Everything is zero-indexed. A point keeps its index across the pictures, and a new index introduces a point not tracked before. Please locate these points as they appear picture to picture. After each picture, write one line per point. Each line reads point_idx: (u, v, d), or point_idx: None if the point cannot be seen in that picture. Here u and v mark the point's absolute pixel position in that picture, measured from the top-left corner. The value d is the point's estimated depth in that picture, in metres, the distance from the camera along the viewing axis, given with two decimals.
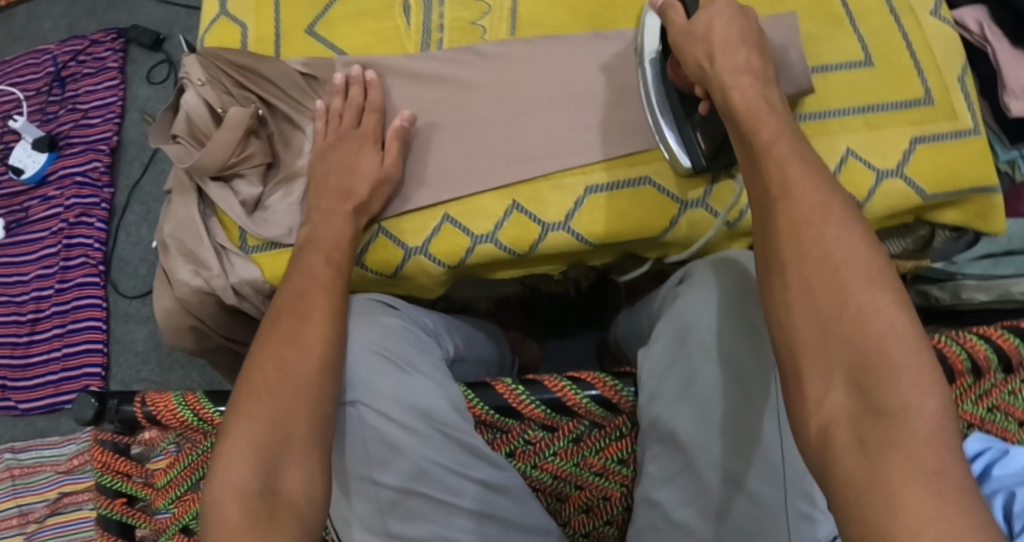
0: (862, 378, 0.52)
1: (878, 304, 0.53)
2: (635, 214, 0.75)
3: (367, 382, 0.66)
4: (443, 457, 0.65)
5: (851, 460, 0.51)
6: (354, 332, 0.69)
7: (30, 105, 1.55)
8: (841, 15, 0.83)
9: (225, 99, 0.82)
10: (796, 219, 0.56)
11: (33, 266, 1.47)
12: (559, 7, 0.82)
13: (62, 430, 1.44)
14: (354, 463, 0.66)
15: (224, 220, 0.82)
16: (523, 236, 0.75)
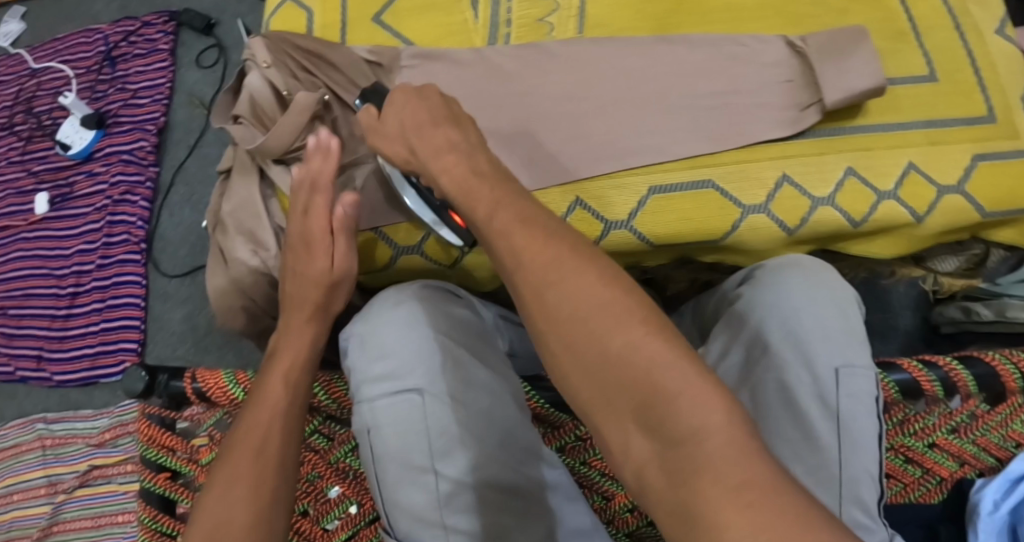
0: (647, 415, 0.51)
1: (633, 342, 0.52)
2: (696, 216, 0.75)
3: (432, 370, 0.66)
4: (504, 453, 0.66)
5: (662, 494, 0.50)
6: (418, 317, 0.68)
7: (80, 83, 1.57)
8: (907, 29, 0.83)
9: (291, 82, 0.83)
10: (537, 285, 0.54)
11: (76, 241, 1.49)
12: (627, 8, 0.83)
13: (96, 403, 1.45)
14: (413, 452, 0.65)
15: (283, 202, 0.83)
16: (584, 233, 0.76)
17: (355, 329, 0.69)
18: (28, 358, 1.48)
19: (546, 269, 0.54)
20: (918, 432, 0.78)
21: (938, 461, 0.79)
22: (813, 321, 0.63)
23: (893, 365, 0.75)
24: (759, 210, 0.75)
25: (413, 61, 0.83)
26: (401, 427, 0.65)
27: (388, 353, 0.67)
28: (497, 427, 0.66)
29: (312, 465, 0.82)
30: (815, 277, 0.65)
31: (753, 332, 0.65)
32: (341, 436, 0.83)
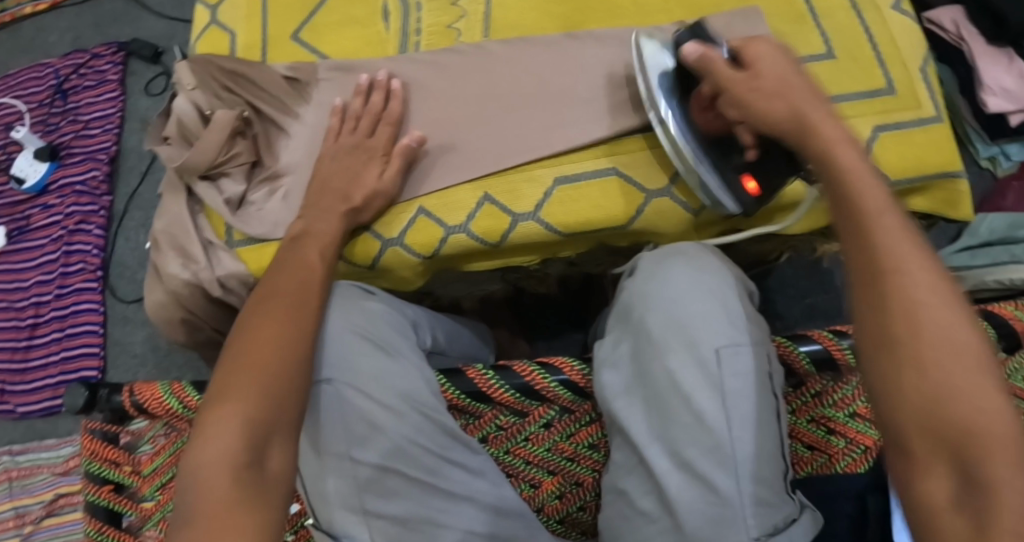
0: (965, 459, 0.53)
1: (983, 389, 0.54)
2: (603, 204, 0.76)
3: (344, 360, 0.68)
4: (421, 438, 0.68)
5: (955, 533, 0.52)
6: (334, 314, 0.70)
7: (33, 117, 1.59)
8: (806, 12, 0.86)
9: (214, 102, 0.85)
10: (911, 295, 0.57)
11: (34, 272, 1.50)
12: (533, 9, 0.86)
13: (60, 432, 1.48)
14: (331, 440, 0.65)
15: (211, 216, 0.85)
16: (495, 227, 0.77)
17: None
18: None
19: (912, 290, 0.57)
20: (838, 403, 0.78)
21: (861, 430, 0.77)
22: (697, 306, 0.65)
23: (805, 336, 0.78)
24: (663, 194, 0.77)
25: (330, 73, 0.85)
26: (313, 420, 0.66)
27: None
28: (414, 411, 0.68)
29: None
30: (694, 267, 0.68)
31: (639, 325, 0.67)
32: None
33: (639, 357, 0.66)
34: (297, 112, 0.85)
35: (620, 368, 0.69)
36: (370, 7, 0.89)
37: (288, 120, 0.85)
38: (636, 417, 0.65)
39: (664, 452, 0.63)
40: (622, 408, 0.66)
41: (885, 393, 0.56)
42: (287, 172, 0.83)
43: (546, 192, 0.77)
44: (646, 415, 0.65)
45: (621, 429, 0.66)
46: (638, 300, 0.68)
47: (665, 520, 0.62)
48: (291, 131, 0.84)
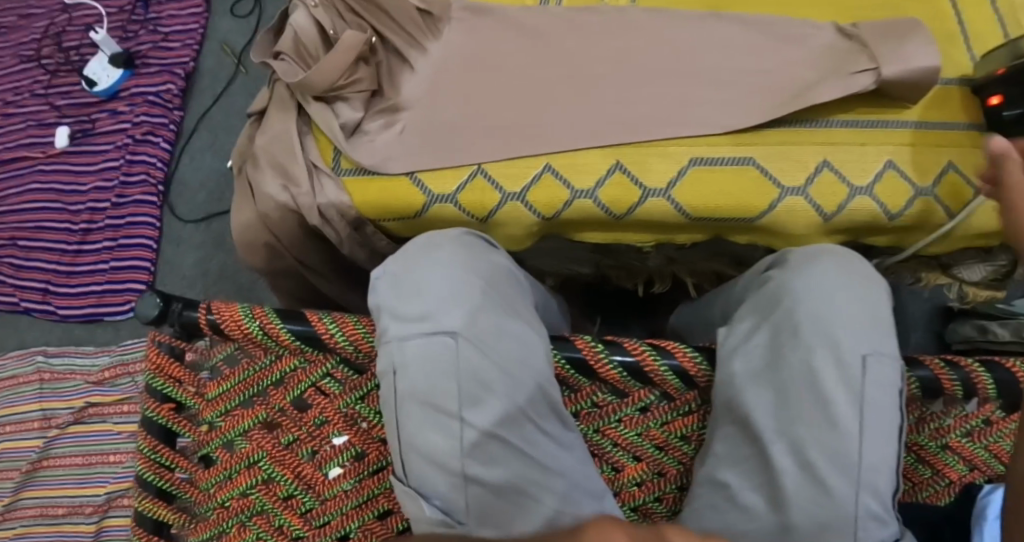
0: None
1: None
2: (736, 192, 0.73)
3: (471, 314, 0.66)
4: (532, 408, 0.67)
5: None
6: (464, 262, 0.69)
7: (113, 21, 1.57)
8: (954, 31, 0.83)
9: (338, 23, 0.82)
10: None
11: (94, 177, 1.49)
12: None
13: (97, 341, 1.45)
14: (446, 395, 0.65)
15: (319, 139, 0.82)
16: (621, 198, 0.74)
17: (387, 270, 0.70)
18: (34, 289, 1.50)
19: None
20: (932, 430, 0.78)
21: (948, 463, 0.78)
22: (846, 309, 0.65)
23: (915, 359, 0.77)
24: (798, 192, 0.74)
25: (462, 13, 0.83)
26: (433, 368, 0.65)
27: (417, 293, 0.67)
28: (529, 381, 0.66)
29: (322, 409, 0.82)
30: (845, 265, 0.67)
31: (784, 316, 0.66)
32: (353, 382, 0.81)
33: (774, 349, 0.66)
34: (418, 48, 0.82)
35: (749, 355, 0.68)
36: None
37: (412, 54, 0.82)
38: (763, 407, 0.65)
39: (787, 449, 0.63)
40: (749, 398, 0.66)
41: None
42: (406, 105, 0.80)
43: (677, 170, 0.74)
44: (774, 410, 0.65)
45: (742, 417, 0.66)
46: (785, 292, 0.67)
47: (771, 518, 0.64)
48: (415, 65, 0.81)
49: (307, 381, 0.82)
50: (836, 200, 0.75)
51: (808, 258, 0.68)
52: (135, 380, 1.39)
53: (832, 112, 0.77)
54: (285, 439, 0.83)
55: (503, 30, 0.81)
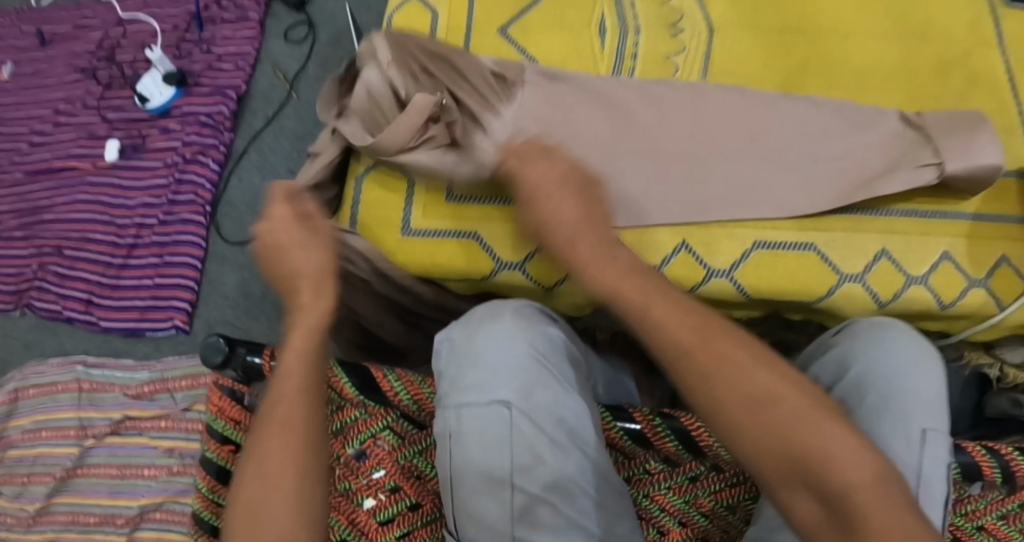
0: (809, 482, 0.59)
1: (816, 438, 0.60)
2: (799, 277, 0.76)
3: (522, 387, 0.72)
4: (580, 477, 0.71)
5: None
6: (521, 337, 0.74)
7: (167, 38, 1.60)
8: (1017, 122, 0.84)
9: (411, 83, 0.84)
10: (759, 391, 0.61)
11: (142, 193, 1.52)
12: (751, 61, 0.86)
13: (137, 355, 1.48)
14: (497, 462, 0.70)
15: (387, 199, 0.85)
16: (687, 277, 0.77)
17: (455, 338, 0.76)
18: (76, 300, 1.52)
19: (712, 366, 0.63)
20: (970, 513, 0.79)
21: None
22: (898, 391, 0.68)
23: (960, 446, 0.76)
24: (857, 280, 0.76)
25: (538, 78, 0.84)
26: (485, 435, 0.71)
27: (471, 365, 0.73)
28: (575, 450, 0.72)
29: (380, 459, 0.84)
30: (913, 339, 0.71)
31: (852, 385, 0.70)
32: (411, 436, 0.85)
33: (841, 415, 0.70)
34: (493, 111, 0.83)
35: None
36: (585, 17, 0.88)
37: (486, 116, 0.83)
38: None
39: None
40: None
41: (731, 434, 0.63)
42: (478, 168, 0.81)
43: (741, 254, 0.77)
44: None
45: None
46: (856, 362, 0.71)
47: None
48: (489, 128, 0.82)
49: (366, 434, 0.84)
50: (893, 289, 0.77)
51: (876, 333, 0.71)
52: (174, 396, 1.42)
53: (892, 201, 0.79)
54: (340, 486, 0.84)
55: (579, 97, 0.83)
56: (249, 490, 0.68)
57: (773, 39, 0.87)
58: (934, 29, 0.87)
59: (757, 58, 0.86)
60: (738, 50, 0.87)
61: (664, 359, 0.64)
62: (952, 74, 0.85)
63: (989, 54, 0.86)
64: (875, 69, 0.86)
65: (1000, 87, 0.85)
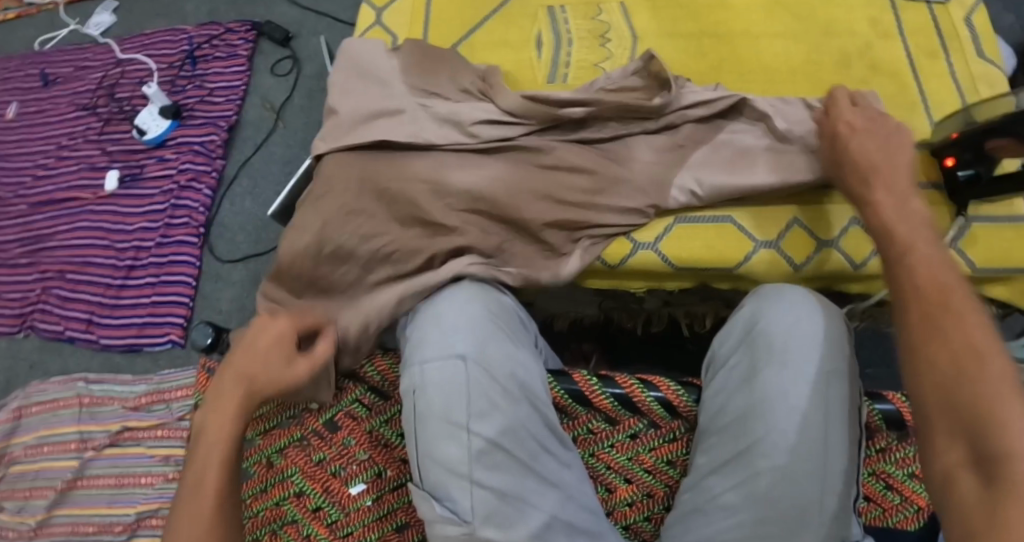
0: (975, 426, 0.64)
1: (995, 373, 0.64)
2: (717, 246, 0.91)
3: (477, 342, 0.80)
4: (531, 423, 0.80)
5: (969, 489, 0.63)
6: (477, 301, 0.84)
7: (162, 76, 1.72)
8: (915, 102, 0.92)
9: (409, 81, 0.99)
10: (946, 306, 0.68)
11: (140, 218, 1.62)
12: (682, 62, 0.98)
13: (136, 370, 1.57)
14: (457, 409, 0.79)
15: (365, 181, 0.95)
16: (617, 251, 0.93)
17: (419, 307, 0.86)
18: (78, 320, 1.62)
19: (933, 301, 0.69)
20: (900, 460, 0.87)
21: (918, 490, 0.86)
22: (804, 336, 0.78)
23: (880, 395, 0.86)
24: (765, 245, 0.90)
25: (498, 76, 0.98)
26: (446, 386, 0.79)
27: (433, 327, 0.82)
28: (525, 399, 0.80)
29: (350, 430, 0.93)
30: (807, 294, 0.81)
31: (759, 338, 0.79)
32: (378, 407, 0.93)
33: (749, 364, 0.79)
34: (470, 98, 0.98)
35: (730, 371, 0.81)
36: (526, 36, 1.04)
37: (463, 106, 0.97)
38: (742, 414, 0.77)
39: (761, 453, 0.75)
40: (731, 404, 0.79)
41: (920, 383, 0.67)
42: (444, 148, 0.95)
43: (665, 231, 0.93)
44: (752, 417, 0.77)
45: (726, 422, 0.79)
46: (759, 317, 0.80)
47: (747, 514, 0.75)
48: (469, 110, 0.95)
49: (338, 406, 0.94)
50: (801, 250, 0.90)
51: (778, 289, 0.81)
52: (170, 406, 1.50)
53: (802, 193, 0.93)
54: (317, 456, 0.94)
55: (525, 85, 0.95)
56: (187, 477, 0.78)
57: (694, 45, 0.99)
58: (839, 28, 0.97)
59: (682, 61, 0.98)
60: (665, 54, 0.99)
61: (929, 293, 0.70)
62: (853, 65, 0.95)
63: (889, 46, 0.96)
64: (785, 67, 0.96)
65: (900, 74, 0.94)
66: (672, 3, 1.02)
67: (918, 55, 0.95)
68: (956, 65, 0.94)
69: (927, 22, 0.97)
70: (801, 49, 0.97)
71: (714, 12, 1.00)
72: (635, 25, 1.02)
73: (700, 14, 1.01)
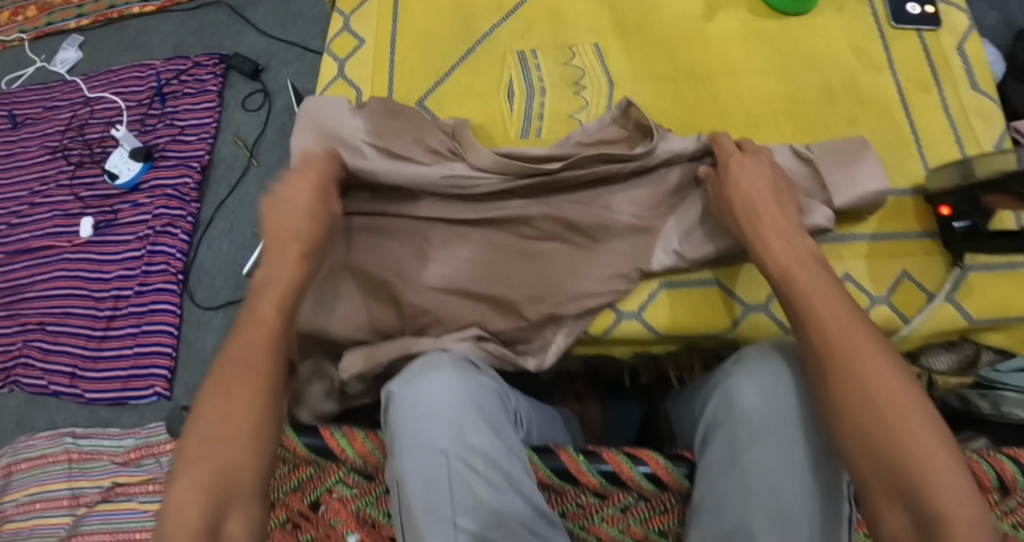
0: (907, 488, 0.70)
1: (908, 422, 0.72)
2: (703, 310, 0.93)
3: (455, 430, 0.78)
4: (518, 511, 0.77)
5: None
6: (453, 384, 0.80)
7: (132, 115, 1.67)
8: (911, 142, 0.97)
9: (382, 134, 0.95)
10: (848, 355, 0.74)
11: (118, 265, 1.58)
12: (662, 110, 1.00)
13: (124, 423, 1.53)
14: (440, 503, 0.76)
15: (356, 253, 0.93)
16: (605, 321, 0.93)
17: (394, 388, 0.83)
18: (62, 373, 1.58)
19: (847, 353, 0.74)
20: None
21: None
22: (787, 413, 0.77)
23: None
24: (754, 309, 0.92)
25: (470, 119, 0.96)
26: (427, 480, 0.77)
27: (410, 415, 0.79)
28: (510, 486, 0.77)
29: (336, 510, 0.89)
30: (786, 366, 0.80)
31: (743, 415, 0.78)
32: (362, 487, 0.90)
33: (734, 441, 0.78)
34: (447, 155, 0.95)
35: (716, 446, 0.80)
36: (495, 85, 1.03)
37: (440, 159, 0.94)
38: (730, 494, 0.76)
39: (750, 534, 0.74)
40: (719, 482, 0.77)
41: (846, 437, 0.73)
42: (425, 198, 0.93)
43: (648, 297, 0.94)
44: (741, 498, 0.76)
45: (715, 502, 0.77)
46: (740, 392, 0.79)
47: None
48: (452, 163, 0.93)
49: (322, 486, 0.91)
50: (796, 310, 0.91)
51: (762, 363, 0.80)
52: (159, 460, 1.47)
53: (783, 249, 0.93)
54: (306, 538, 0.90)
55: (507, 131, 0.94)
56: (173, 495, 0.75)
57: (670, 85, 1.01)
58: (821, 61, 1.01)
59: (664, 103, 1.01)
60: (643, 96, 1.01)
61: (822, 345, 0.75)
62: (841, 100, 0.98)
63: (878, 78, 1.00)
64: (767, 105, 0.99)
65: (889, 108, 0.98)
66: (647, 43, 1.04)
67: (909, 87, 1.00)
68: (948, 96, 0.99)
69: (918, 49, 1.02)
70: (781, 87, 1.00)
71: (688, 51, 1.03)
72: (611, 68, 1.04)
73: (676, 54, 1.04)
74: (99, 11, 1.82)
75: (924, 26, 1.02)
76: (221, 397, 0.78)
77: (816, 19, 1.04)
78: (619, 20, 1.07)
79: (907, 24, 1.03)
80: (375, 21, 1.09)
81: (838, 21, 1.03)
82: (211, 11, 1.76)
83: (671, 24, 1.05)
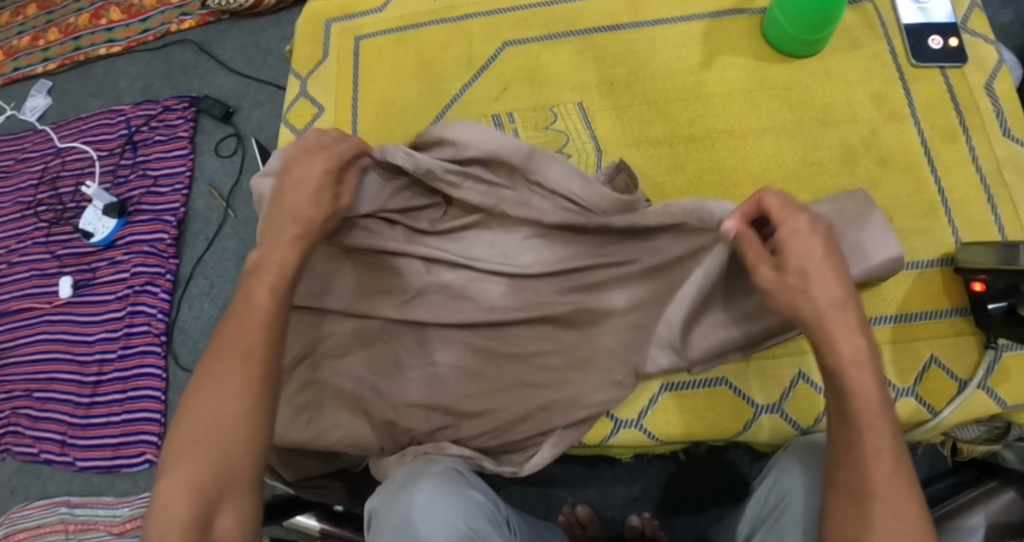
0: None
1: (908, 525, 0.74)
2: (707, 415, 0.98)
3: None
4: None
5: None
6: (446, 502, 0.75)
7: (103, 166, 1.60)
8: (937, 203, 0.99)
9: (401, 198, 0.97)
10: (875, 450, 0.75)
11: (99, 327, 1.52)
12: (658, 181, 1.02)
13: (117, 491, 1.49)
14: None
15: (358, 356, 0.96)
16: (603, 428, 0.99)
17: (377, 504, 0.78)
18: (52, 441, 1.52)
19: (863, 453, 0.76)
20: None
21: None
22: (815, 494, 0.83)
23: None
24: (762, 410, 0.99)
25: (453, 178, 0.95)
26: None
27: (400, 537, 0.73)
28: None
29: None
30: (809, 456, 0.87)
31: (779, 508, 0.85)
32: None
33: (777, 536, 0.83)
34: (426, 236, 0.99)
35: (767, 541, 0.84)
36: None
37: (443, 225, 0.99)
38: None
39: None
40: None
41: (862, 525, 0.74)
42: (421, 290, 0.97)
43: (647, 405, 0.99)
44: None
45: None
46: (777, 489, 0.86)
47: None
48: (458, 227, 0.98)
49: None
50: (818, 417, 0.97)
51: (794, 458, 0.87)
52: None
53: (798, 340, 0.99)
54: None
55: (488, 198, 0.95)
56: (168, 487, 0.76)
57: (668, 150, 1.03)
58: (838, 114, 1.03)
59: (662, 168, 1.02)
60: (636, 161, 1.03)
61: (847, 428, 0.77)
62: (861, 158, 1.01)
63: (901, 128, 1.02)
64: (777, 168, 1.01)
65: (913, 163, 1.01)
66: (638, 103, 1.05)
67: (934, 135, 1.02)
68: (977, 145, 1.01)
69: (942, 90, 1.03)
70: (796, 149, 1.02)
71: (691, 109, 1.04)
72: (599, 132, 1.04)
73: (673, 113, 1.04)
74: (65, 54, 1.74)
75: (948, 64, 1.03)
76: (218, 386, 0.78)
77: (828, 62, 1.04)
78: (607, 77, 1.06)
79: (930, 62, 1.04)
80: (334, 86, 1.09)
81: (855, 64, 1.04)
82: (178, 50, 1.69)
83: (666, 77, 1.05)
